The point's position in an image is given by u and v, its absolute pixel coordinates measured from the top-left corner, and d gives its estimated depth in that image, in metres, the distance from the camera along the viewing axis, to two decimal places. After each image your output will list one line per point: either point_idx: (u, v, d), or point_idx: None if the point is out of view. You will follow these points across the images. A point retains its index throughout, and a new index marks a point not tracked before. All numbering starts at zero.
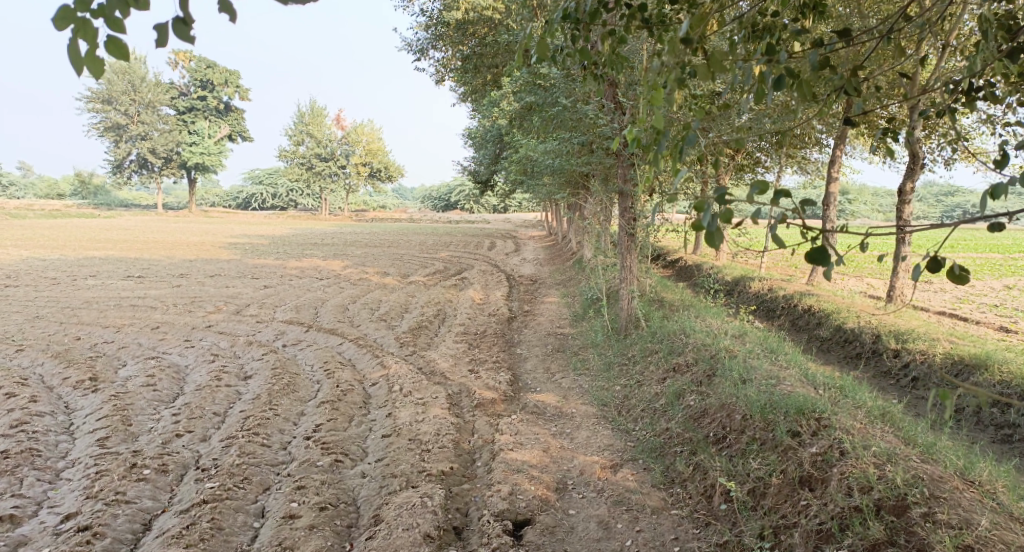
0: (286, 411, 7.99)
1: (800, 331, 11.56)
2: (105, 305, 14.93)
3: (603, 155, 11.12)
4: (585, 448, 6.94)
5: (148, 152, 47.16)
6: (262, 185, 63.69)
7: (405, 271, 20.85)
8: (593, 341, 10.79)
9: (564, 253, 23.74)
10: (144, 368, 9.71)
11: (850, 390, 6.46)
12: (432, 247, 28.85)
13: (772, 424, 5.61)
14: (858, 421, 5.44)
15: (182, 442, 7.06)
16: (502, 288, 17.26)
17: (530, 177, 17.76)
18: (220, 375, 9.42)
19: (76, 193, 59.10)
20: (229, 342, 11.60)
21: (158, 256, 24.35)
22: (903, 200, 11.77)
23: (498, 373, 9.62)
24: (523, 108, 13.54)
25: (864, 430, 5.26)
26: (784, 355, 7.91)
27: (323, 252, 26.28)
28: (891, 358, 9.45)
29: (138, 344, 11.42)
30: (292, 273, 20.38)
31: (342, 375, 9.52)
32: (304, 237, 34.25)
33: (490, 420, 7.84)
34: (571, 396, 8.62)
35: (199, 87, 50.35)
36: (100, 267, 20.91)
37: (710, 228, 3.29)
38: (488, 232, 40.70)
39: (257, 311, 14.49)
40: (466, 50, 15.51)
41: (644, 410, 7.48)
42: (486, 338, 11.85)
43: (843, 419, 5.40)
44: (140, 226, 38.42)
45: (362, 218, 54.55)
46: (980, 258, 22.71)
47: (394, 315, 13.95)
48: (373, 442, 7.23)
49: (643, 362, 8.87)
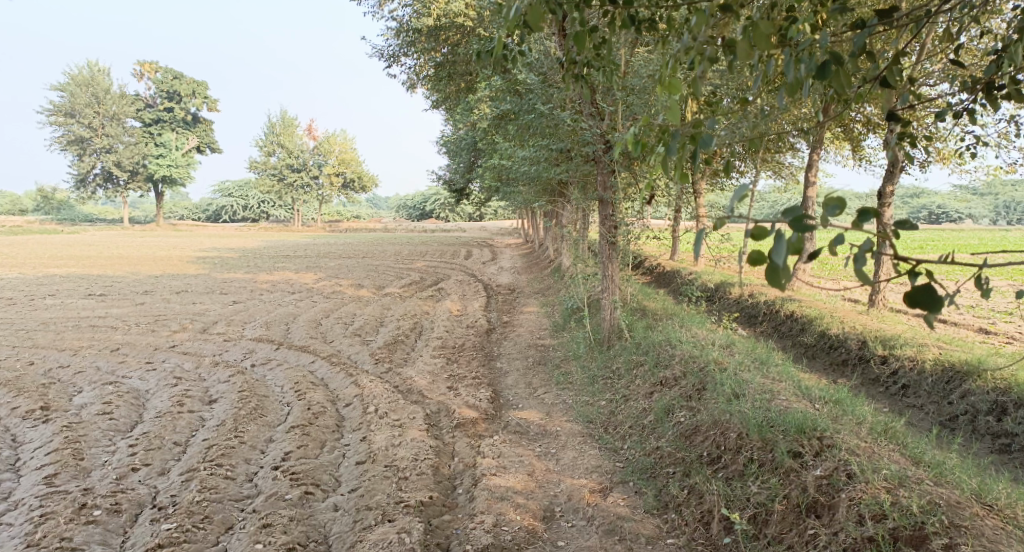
0: (253, 438, 7.50)
1: (784, 338, 11.30)
2: (63, 326, 14.24)
3: (580, 161, 10.75)
4: (572, 470, 6.56)
5: (113, 165, 45.93)
6: (233, 197, 62.57)
7: (380, 283, 20.37)
8: (574, 353, 10.41)
9: (541, 261, 23.39)
10: (101, 394, 9.15)
11: (849, 404, 6.19)
12: (407, 257, 28.34)
13: (771, 443, 5.35)
14: (864, 441, 5.19)
15: (139, 477, 6.56)
16: (479, 299, 16.86)
17: (506, 184, 17.40)
18: (183, 400, 8.89)
19: (40, 209, 57.35)
20: (194, 364, 11.04)
21: (123, 272, 23.55)
22: (882, 202, 11.60)
23: (478, 390, 9.19)
24: (498, 114, 13.15)
25: (871, 449, 5.05)
26: (775, 366, 7.60)
27: (295, 265, 25.68)
28: (879, 365, 9.21)
29: (96, 368, 10.81)
30: (263, 288, 19.78)
31: (313, 396, 9.03)
32: (276, 250, 33.54)
33: (471, 441, 7.42)
34: (555, 413, 8.23)
35: (166, 98, 49.37)
36: (60, 285, 20.06)
37: (778, 262, 2.86)
38: (463, 240, 40.36)
39: (225, 328, 13.94)
40: (438, 57, 15.18)
41: (632, 427, 7.12)
42: (465, 352, 11.44)
43: (847, 437, 5.16)
44: (105, 241, 37.32)
45: (334, 229, 53.68)
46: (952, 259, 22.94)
47: (368, 329, 13.47)
48: (346, 469, 6.78)
49: (628, 375, 8.49)
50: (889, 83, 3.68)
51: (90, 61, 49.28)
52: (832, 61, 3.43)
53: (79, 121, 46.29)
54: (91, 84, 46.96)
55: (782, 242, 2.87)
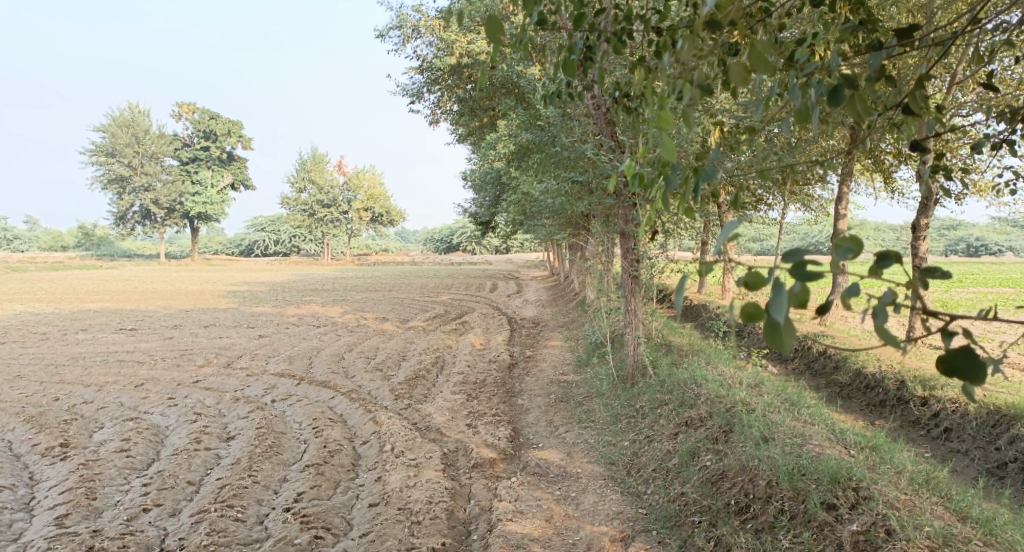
0: (266, 478, 7.37)
1: (816, 376, 10.93)
2: (91, 361, 14.35)
3: (604, 195, 10.59)
4: (592, 516, 6.33)
5: (150, 202, 46.99)
6: (264, 231, 63.58)
7: (404, 316, 20.33)
8: (597, 391, 10.15)
9: (566, 295, 23.20)
10: (120, 431, 9.12)
11: (886, 450, 5.87)
12: (433, 290, 28.35)
13: (802, 493, 5.09)
14: (904, 492, 4.89)
15: (149, 518, 6.46)
16: (503, 332, 16.69)
17: (530, 218, 17.32)
18: (201, 437, 8.82)
19: (80, 244, 58.68)
20: (215, 399, 11.00)
21: (154, 307, 23.84)
22: (916, 236, 11.25)
23: (497, 428, 8.97)
24: (520, 149, 13.11)
25: (911, 502, 4.74)
26: (807, 407, 7.27)
27: (322, 299, 25.80)
28: (918, 407, 8.81)
29: (118, 404, 10.82)
30: (289, 322, 19.85)
31: (331, 433, 8.89)
32: (304, 283, 33.84)
33: (489, 483, 7.20)
34: (576, 454, 7.98)
35: (202, 136, 50.56)
36: (92, 320, 20.35)
37: (778, 320, 2.47)
38: (490, 273, 40.43)
39: (248, 363, 13.92)
40: (462, 94, 15.24)
41: (656, 470, 6.85)
42: (486, 387, 11.24)
43: (885, 488, 4.87)
44: (140, 276, 37.98)
45: (363, 262, 54.08)
46: (990, 293, 22.40)
47: (390, 364, 13.35)
48: (358, 512, 6.60)
49: (651, 415, 8.22)
50: (912, 110, 3.42)
51: (131, 101, 50.78)
52: (846, 83, 3.18)
53: (119, 161, 47.20)
54: (131, 124, 48.34)
55: (784, 294, 2.49)
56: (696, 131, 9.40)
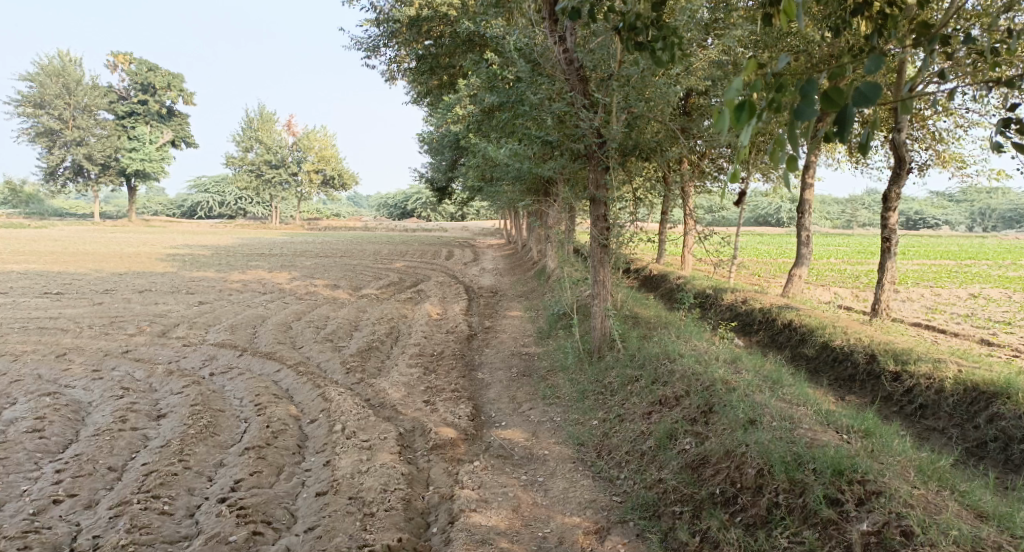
0: (200, 463, 6.61)
1: (781, 350, 10.57)
2: (9, 328, 13.18)
3: (569, 160, 9.76)
4: (563, 504, 5.79)
5: (84, 159, 44.33)
6: (209, 193, 61.09)
7: (356, 283, 19.40)
8: (562, 365, 9.58)
9: (524, 263, 22.56)
10: (34, 407, 8.21)
11: (881, 434, 5.46)
12: (387, 257, 27.38)
13: (804, 488, 4.69)
14: (915, 487, 4.52)
15: (59, 511, 5.67)
16: (460, 301, 16.01)
17: (489, 183, 16.52)
18: (127, 414, 7.95)
19: (8, 202, 55.38)
20: (146, 371, 10.09)
21: (85, 269, 22.36)
22: (888, 206, 10.82)
23: (456, 405, 8.32)
24: (480, 110, 12.28)
25: (925, 498, 4.41)
26: (789, 386, 6.82)
27: (269, 264, 24.59)
28: (891, 382, 8.51)
29: (36, 377, 9.84)
30: (233, 288, 18.75)
31: (274, 411, 8.11)
32: (250, 247, 32.43)
33: (449, 467, 6.58)
34: (541, 434, 7.41)
35: (140, 91, 47.85)
36: (14, 283, 18.89)
37: None
38: (444, 240, 39.58)
39: (185, 332, 12.96)
40: (419, 50, 14.23)
41: (629, 453, 6.32)
42: (443, 360, 10.59)
43: (895, 483, 4.50)
44: (71, 236, 35.81)
45: (312, 227, 52.46)
46: (936, 265, 22.66)
47: (340, 334, 12.56)
48: (303, 502, 5.92)
49: (621, 392, 7.68)
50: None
51: (61, 49, 47.60)
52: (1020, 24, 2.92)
53: (48, 113, 44.70)
54: (62, 75, 45.45)
55: None
56: (674, 89, 8.74)
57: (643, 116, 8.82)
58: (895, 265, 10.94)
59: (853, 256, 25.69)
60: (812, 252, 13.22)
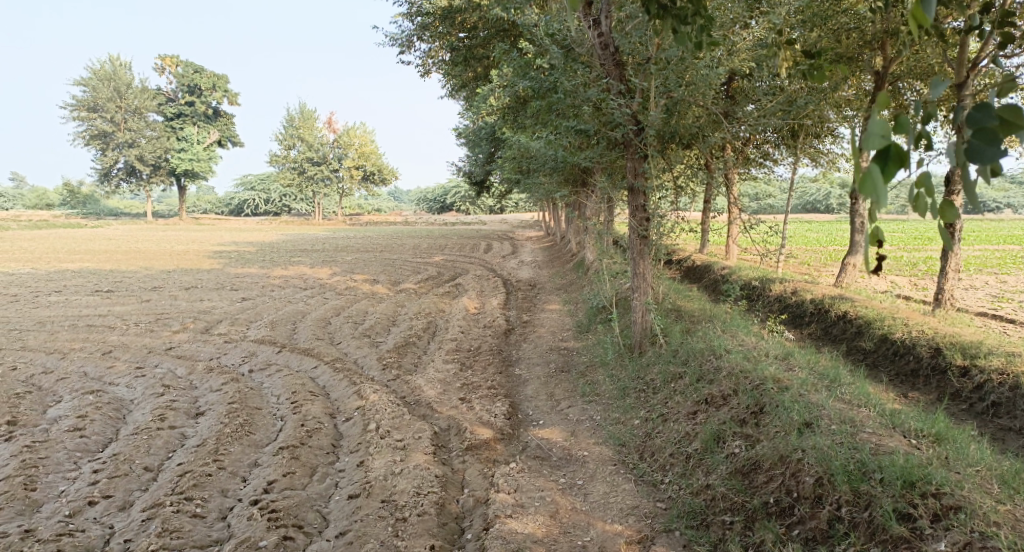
0: (234, 463, 6.53)
1: (835, 343, 10.10)
2: (59, 326, 13.43)
3: (606, 147, 9.43)
4: (604, 511, 5.54)
5: (136, 160, 45.44)
6: (255, 191, 62.19)
7: (396, 278, 19.35)
8: (602, 360, 9.29)
9: (564, 255, 22.25)
10: (77, 406, 8.27)
11: (953, 437, 5.08)
12: (427, 251, 27.37)
13: (871, 502, 4.39)
14: (999, 502, 4.19)
15: (94, 513, 5.67)
16: (499, 295, 15.80)
17: (527, 175, 16.26)
18: (165, 412, 7.95)
19: (65, 203, 57.22)
20: (187, 369, 10.12)
21: (135, 267, 22.83)
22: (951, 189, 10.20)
23: (494, 403, 8.12)
24: (516, 99, 12.01)
25: (1012, 515, 4.08)
26: (846, 384, 6.42)
27: (312, 260, 24.79)
28: (959, 378, 8.03)
29: (81, 375, 9.97)
30: (275, 284, 18.88)
31: (309, 409, 8.01)
32: (293, 243, 32.80)
33: (485, 468, 6.38)
34: (581, 434, 7.14)
35: (187, 92, 48.82)
36: (68, 281, 19.35)
37: None
38: (484, 233, 39.44)
39: (227, 328, 13.02)
40: (454, 42, 14.01)
41: (673, 455, 6.02)
42: (481, 356, 10.39)
43: (975, 497, 4.17)
44: (125, 235, 36.74)
45: (355, 221, 52.94)
46: (997, 251, 21.62)
47: (378, 329, 12.48)
48: (335, 505, 5.79)
49: (664, 390, 7.37)
50: None
51: (112, 53, 48.84)
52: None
53: (101, 116, 45.92)
54: (113, 78, 46.55)
55: None
56: (716, 72, 8.37)
57: (683, 100, 8.46)
58: (959, 252, 10.34)
59: (908, 243, 24.70)
60: (866, 239, 12.64)
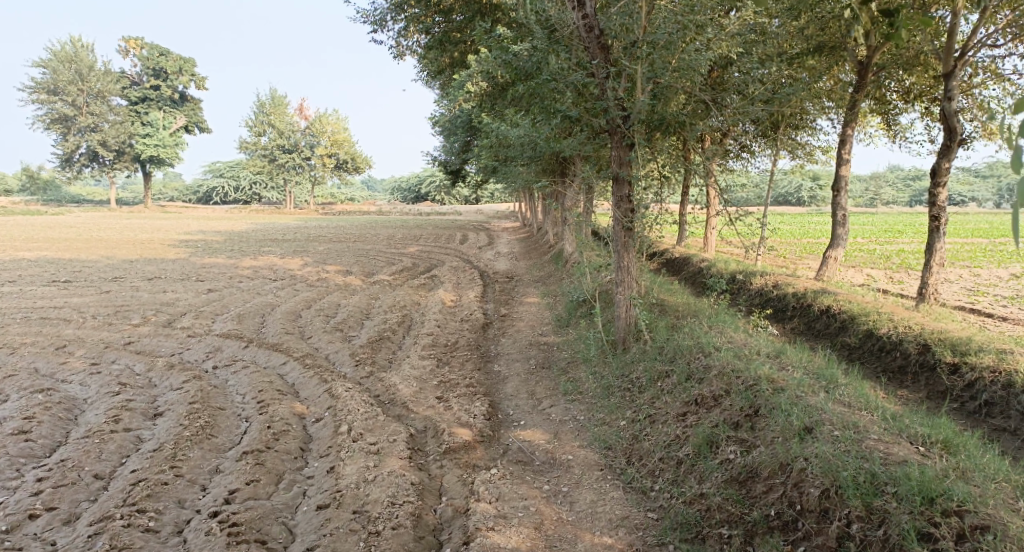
0: (193, 470, 6.07)
1: (819, 338, 9.88)
2: (11, 319, 12.72)
3: (589, 135, 9.05)
4: (592, 521, 5.22)
5: (99, 145, 44.05)
6: (224, 178, 60.83)
7: (369, 269, 18.82)
8: (584, 356, 8.95)
9: (540, 246, 21.88)
10: (25, 406, 7.72)
11: (962, 444, 4.84)
12: (399, 242, 26.78)
13: (887, 519, 4.16)
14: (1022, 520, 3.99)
15: (36, 529, 5.22)
16: (475, 287, 15.38)
17: (505, 164, 15.83)
18: (119, 413, 7.44)
19: (26, 189, 55.37)
20: (146, 365, 9.58)
21: (96, 256, 21.95)
22: (937, 181, 9.97)
23: (472, 402, 7.73)
24: (495, 85, 11.56)
25: None
26: (842, 384, 6.15)
27: (282, 249, 24.11)
28: (949, 376, 7.83)
29: (31, 372, 9.37)
30: (243, 274, 18.25)
31: (277, 409, 7.53)
32: (264, 233, 32.00)
33: (465, 474, 6.01)
34: (565, 435, 6.79)
35: (153, 76, 47.43)
36: (23, 271, 18.49)
37: None
38: (458, 224, 38.89)
39: (191, 321, 12.45)
40: (430, 25, 13.48)
41: (663, 460, 5.70)
42: (458, 351, 9.98)
43: (1001, 515, 3.99)
44: (87, 223, 35.59)
45: (326, 210, 52.01)
46: (969, 244, 21.70)
47: (351, 323, 12.01)
48: (302, 517, 5.37)
49: (651, 389, 7.06)
50: None
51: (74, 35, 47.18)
52: None
53: (62, 99, 44.39)
54: (75, 60, 44.97)
55: None
56: (704, 56, 8.00)
57: (671, 86, 8.07)
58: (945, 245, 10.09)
59: (881, 236, 24.71)
60: (848, 233, 12.44)
